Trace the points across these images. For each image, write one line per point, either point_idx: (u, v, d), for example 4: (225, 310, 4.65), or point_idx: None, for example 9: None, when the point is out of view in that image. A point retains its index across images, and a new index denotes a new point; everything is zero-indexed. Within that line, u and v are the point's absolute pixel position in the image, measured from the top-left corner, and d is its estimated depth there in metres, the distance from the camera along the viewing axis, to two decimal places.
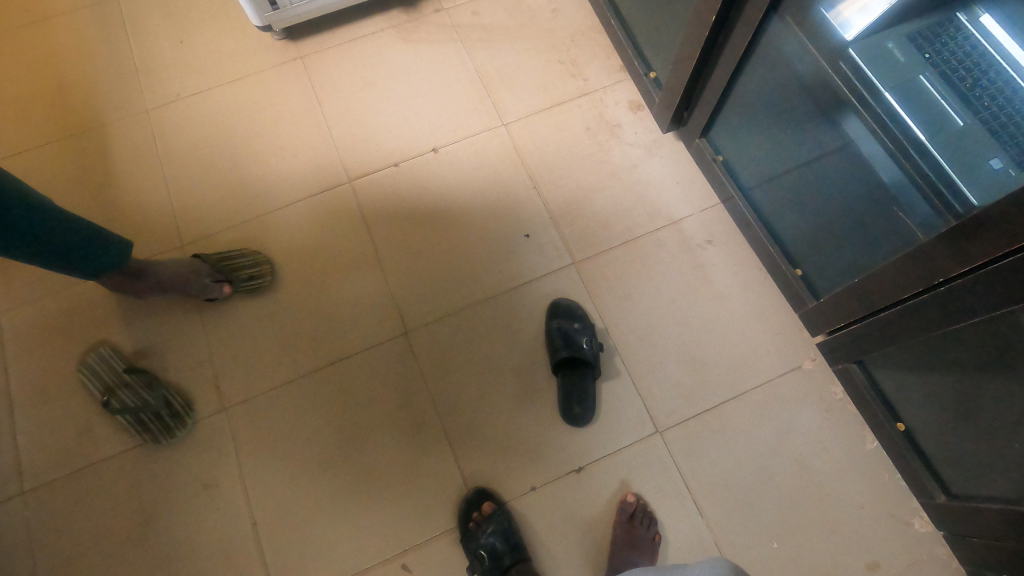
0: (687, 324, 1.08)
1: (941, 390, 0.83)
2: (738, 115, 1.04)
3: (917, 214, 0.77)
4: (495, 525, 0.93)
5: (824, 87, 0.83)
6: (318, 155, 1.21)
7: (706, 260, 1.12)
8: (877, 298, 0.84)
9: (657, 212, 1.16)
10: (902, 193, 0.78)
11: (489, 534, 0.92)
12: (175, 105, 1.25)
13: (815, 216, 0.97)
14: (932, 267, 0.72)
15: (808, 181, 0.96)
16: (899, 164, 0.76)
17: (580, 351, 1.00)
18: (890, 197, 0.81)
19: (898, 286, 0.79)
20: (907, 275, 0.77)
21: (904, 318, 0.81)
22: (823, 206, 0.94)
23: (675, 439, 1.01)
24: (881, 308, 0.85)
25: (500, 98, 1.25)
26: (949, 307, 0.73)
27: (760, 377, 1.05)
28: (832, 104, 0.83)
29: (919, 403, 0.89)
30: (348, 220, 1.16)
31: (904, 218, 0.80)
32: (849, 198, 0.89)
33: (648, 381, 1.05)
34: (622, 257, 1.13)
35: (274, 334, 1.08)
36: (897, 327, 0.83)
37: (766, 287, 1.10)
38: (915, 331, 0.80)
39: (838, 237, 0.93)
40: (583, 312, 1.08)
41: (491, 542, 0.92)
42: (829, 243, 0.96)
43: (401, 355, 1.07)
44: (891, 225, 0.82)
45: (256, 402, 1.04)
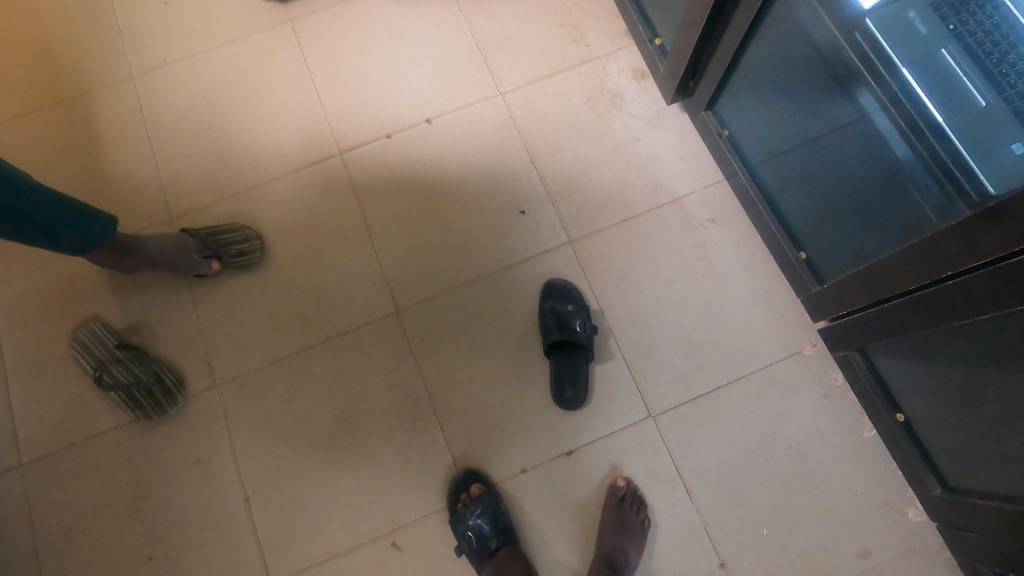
0: (684, 306, 1.05)
1: (944, 382, 0.80)
2: (746, 87, 0.99)
3: (930, 198, 0.73)
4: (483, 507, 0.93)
5: (838, 59, 0.77)
6: (308, 125, 1.17)
7: (707, 240, 1.08)
8: (883, 288, 0.80)
9: (658, 188, 1.11)
10: (916, 175, 0.73)
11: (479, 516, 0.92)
12: (161, 72, 1.21)
13: (821, 199, 0.93)
14: (942, 259, 0.68)
15: (814, 162, 0.91)
16: (914, 146, 0.72)
17: (572, 335, 0.98)
18: (902, 183, 0.76)
19: (905, 276, 0.75)
20: (915, 265, 0.73)
21: (909, 309, 0.77)
22: (830, 189, 0.90)
23: (667, 423, 1.00)
24: (885, 297, 0.81)
25: (497, 66, 1.19)
26: (954, 302, 0.69)
27: (758, 362, 1.02)
28: (846, 77, 0.77)
29: (921, 395, 0.86)
30: (338, 194, 1.13)
31: (916, 201, 0.75)
32: (858, 181, 0.84)
33: (642, 365, 1.03)
34: (620, 235, 1.09)
35: (264, 311, 1.07)
36: (901, 318, 0.79)
37: (769, 269, 1.06)
38: (919, 324, 0.76)
39: (844, 222, 0.89)
40: (581, 295, 1.05)
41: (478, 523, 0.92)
42: (833, 228, 0.92)
43: (391, 335, 1.05)
44: (902, 209, 0.78)
45: (246, 380, 1.04)
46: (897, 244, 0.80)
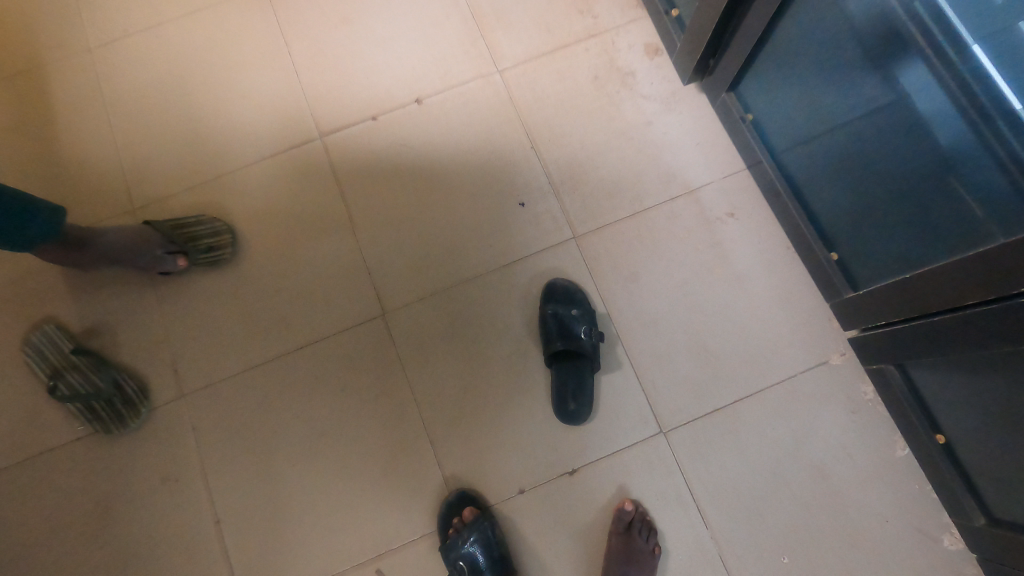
0: (699, 309, 0.95)
1: (996, 407, 0.70)
2: (774, 64, 0.87)
3: (992, 201, 0.62)
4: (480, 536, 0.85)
5: (890, 32, 0.66)
6: (285, 105, 1.06)
7: (725, 236, 0.98)
8: (930, 300, 0.71)
9: (672, 178, 1.00)
10: (978, 173, 0.63)
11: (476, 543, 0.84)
12: (122, 43, 1.09)
13: (852, 196, 0.82)
14: (1008, 276, 0.58)
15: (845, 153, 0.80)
16: (984, 142, 0.61)
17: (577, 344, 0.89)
18: (959, 184, 0.65)
19: (960, 291, 0.65)
20: (974, 279, 0.63)
21: (961, 328, 0.67)
22: (862, 185, 0.79)
23: (679, 440, 0.91)
24: (934, 310, 0.71)
25: (494, 40, 1.07)
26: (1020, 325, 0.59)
27: (780, 373, 0.93)
28: (897, 54, 0.66)
29: (966, 418, 0.76)
30: (318, 182, 1.02)
31: (975, 204, 0.64)
32: (899, 178, 0.73)
33: (652, 375, 0.93)
34: (629, 231, 0.99)
35: (236, 313, 0.97)
36: (950, 337, 0.69)
37: (794, 269, 0.96)
38: (973, 345, 0.66)
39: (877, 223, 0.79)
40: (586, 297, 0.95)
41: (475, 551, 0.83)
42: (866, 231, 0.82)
43: (377, 340, 0.96)
44: (955, 212, 0.67)
45: (217, 390, 0.94)
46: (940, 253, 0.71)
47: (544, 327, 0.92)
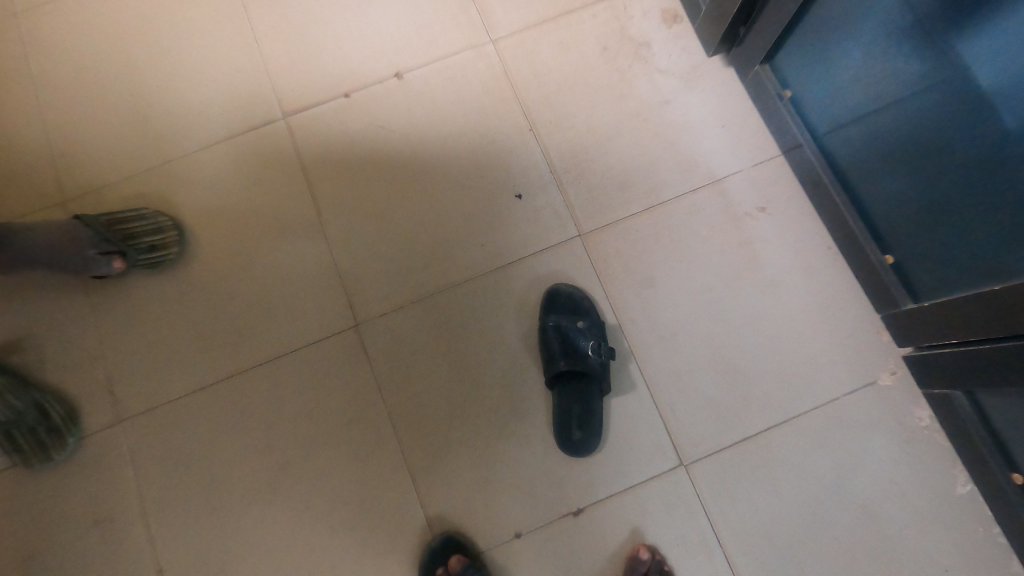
0: (725, 320, 0.82)
1: None
2: (820, 29, 0.72)
3: None
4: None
5: None
6: (242, 79, 0.91)
7: (756, 234, 0.83)
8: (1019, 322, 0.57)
9: (694, 165, 0.86)
10: None
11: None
12: (52, 7, 0.93)
13: (911, 192, 0.67)
14: None
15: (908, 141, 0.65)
16: None
17: (585, 364, 0.75)
18: None
19: None
20: None
21: None
22: (927, 179, 0.65)
23: (702, 475, 0.78)
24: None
25: (487, 4, 0.92)
26: None
27: (821, 395, 0.79)
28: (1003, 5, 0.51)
29: None
30: (281, 170, 0.87)
31: None
32: (982, 171, 0.58)
33: (671, 398, 0.80)
34: (644, 228, 0.85)
35: (183, 324, 0.83)
36: None
37: (838, 273, 0.82)
38: None
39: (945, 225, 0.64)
40: (593, 304, 0.81)
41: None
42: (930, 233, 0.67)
43: (349, 356, 0.82)
44: None
45: (160, 415, 0.80)
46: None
47: (545, 341, 0.79)
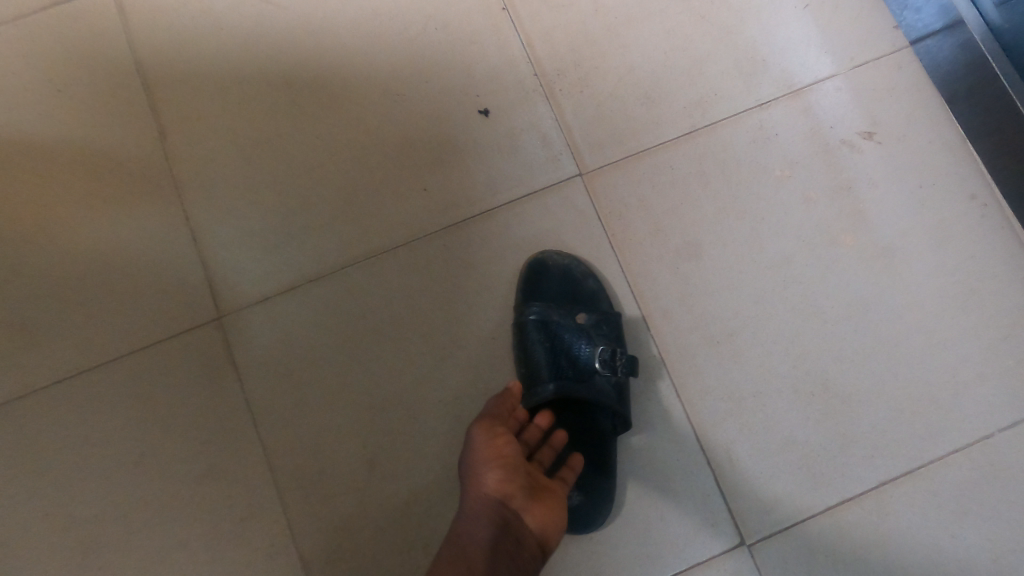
0: (811, 311, 0.51)
1: None
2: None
3: None
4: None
5: None
6: None
7: (860, 174, 0.53)
8: None
9: (762, 67, 0.55)
10: None
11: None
12: None
13: None
14: None
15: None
16: None
17: (591, 387, 0.45)
18: None
19: None
20: None
21: None
22: None
23: (776, 561, 0.48)
24: None
25: None
26: None
27: (966, 433, 0.49)
28: None
29: None
30: (102, 66, 0.54)
31: None
32: None
33: (725, 436, 0.50)
34: (683, 165, 0.53)
35: None
36: None
37: (990, 237, 0.51)
38: None
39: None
40: (600, 287, 0.51)
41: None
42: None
43: (206, 369, 0.50)
44: None
45: None
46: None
47: (521, 346, 0.48)
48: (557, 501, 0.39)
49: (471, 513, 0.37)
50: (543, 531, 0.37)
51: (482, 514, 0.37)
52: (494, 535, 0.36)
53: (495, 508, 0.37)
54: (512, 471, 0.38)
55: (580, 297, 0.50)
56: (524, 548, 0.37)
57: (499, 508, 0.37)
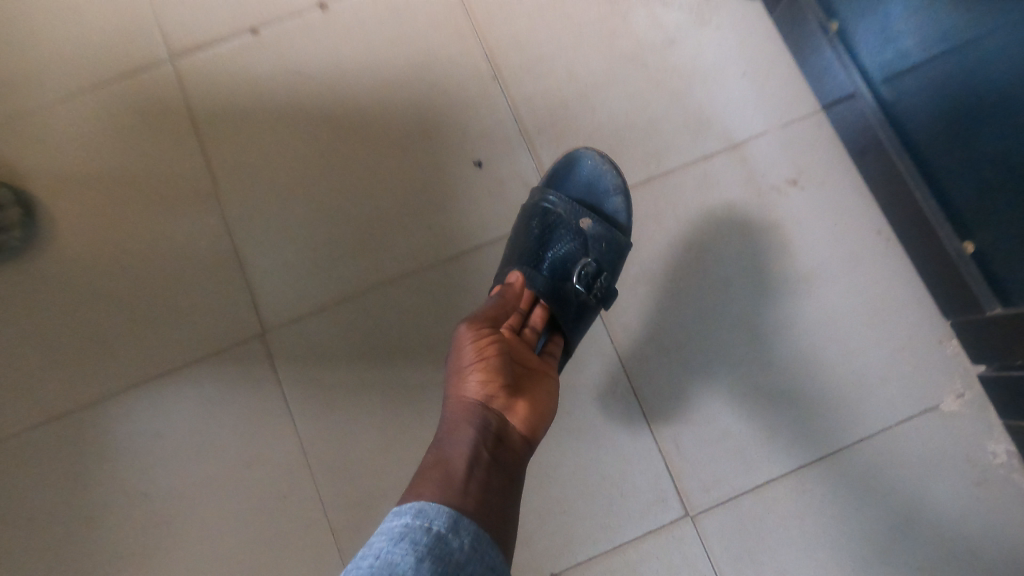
0: (745, 326, 0.63)
1: None
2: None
3: None
4: (478, 560, 0.37)
5: None
6: (115, 10, 0.68)
7: (787, 214, 0.64)
8: None
9: (706, 125, 0.66)
10: None
11: (455, 537, 0.37)
12: None
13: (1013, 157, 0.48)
14: None
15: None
16: None
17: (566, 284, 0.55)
18: None
19: None
20: None
21: None
22: None
23: (717, 529, 0.59)
24: None
25: None
26: None
27: (869, 424, 0.61)
28: None
29: None
30: (166, 128, 0.66)
31: None
32: None
33: (675, 430, 0.61)
34: (641, 206, 0.65)
35: (33, 334, 0.62)
36: None
37: (890, 266, 0.63)
38: None
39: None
40: (623, 208, 0.60)
41: (410, 527, 0.37)
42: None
43: (251, 376, 0.62)
44: None
45: (3, 453, 0.61)
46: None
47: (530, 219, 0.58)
48: (538, 399, 0.47)
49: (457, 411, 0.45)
50: (524, 427, 0.45)
51: (467, 420, 0.44)
52: (476, 437, 0.43)
53: (476, 411, 0.44)
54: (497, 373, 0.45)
55: (603, 210, 0.60)
56: (500, 447, 0.43)
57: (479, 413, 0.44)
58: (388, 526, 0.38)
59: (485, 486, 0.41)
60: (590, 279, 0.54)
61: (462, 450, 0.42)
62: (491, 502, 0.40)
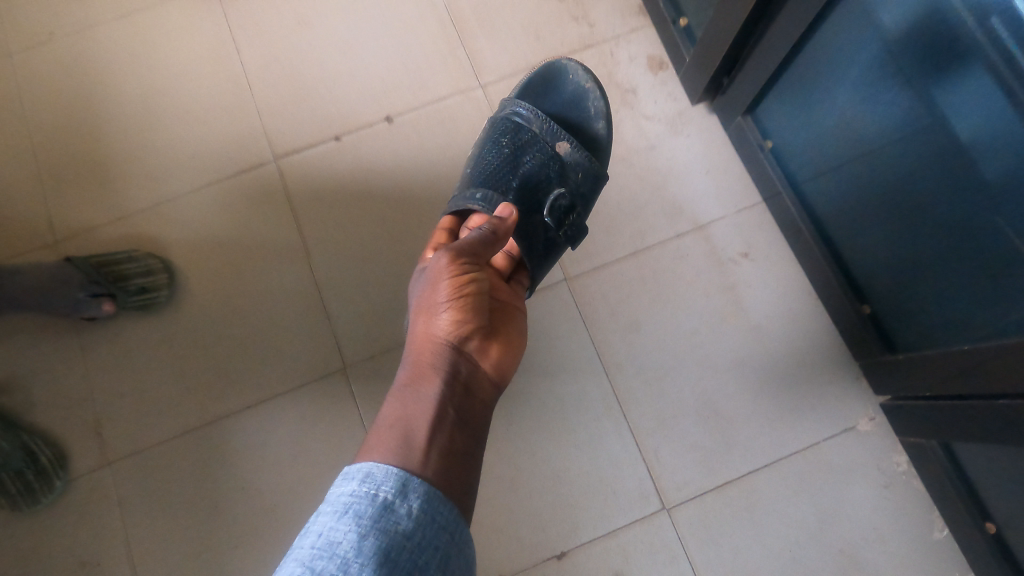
0: (708, 364, 0.83)
1: None
2: (806, 69, 0.72)
3: None
4: (422, 520, 0.46)
5: (945, 52, 0.54)
6: (233, 121, 0.91)
7: (740, 279, 0.85)
8: (973, 380, 0.61)
9: (678, 211, 0.87)
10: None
11: (393, 506, 0.46)
12: (44, 47, 0.94)
13: (888, 249, 0.70)
14: None
15: (906, 177, 0.63)
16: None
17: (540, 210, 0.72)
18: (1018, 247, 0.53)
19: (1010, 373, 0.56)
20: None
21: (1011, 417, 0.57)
22: (902, 238, 0.67)
23: (687, 519, 0.78)
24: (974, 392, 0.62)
25: (476, 48, 0.93)
26: None
27: (803, 439, 0.80)
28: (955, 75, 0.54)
29: (1010, 496, 0.65)
30: (272, 211, 0.88)
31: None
32: (948, 232, 0.61)
33: (655, 443, 0.81)
34: (630, 272, 0.86)
35: (172, 366, 0.83)
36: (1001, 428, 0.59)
37: (817, 319, 0.83)
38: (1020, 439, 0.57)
39: (958, 273, 0.61)
40: (602, 127, 0.76)
41: (355, 501, 0.46)
42: (944, 273, 0.63)
43: (335, 400, 0.82)
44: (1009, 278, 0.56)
45: (148, 457, 0.81)
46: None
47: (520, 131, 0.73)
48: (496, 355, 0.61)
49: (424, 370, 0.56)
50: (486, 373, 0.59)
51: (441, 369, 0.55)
52: (446, 386, 0.55)
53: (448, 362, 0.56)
54: (461, 330, 0.58)
55: (578, 123, 0.77)
56: (463, 394, 0.56)
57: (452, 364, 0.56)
58: (338, 497, 0.47)
59: (450, 431, 0.52)
60: (561, 214, 0.71)
61: (426, 407, 0.53)
62: (452, 448, 0.51)
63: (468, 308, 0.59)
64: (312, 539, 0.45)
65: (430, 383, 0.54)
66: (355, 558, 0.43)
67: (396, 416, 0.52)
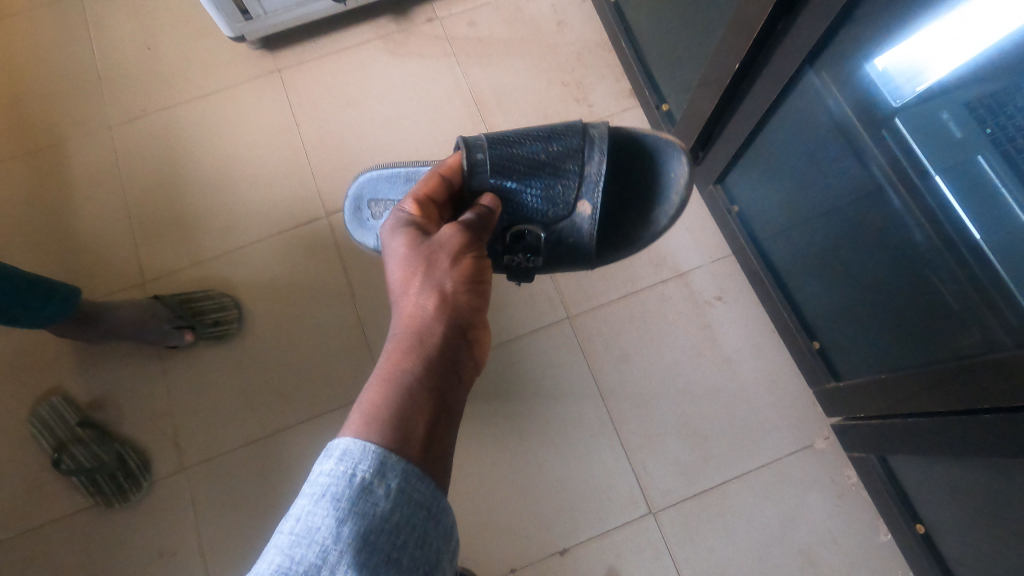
0: (688, 390, 0.99)
1: (959, 498, 0.74)
2: (760, 152, 0.89)
3: (948, 320, 0.66)
4: (401, 505, 0.40)
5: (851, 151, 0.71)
6: (292, 183, 1.10)
7: (714, 318, 1.01)
8: (894, 400, 0.77)
9: (663, 261, 1.05)
10: (925, 289, 0.68)
11: (371, 488, 0.40)
12: (137, 121, 1.14)
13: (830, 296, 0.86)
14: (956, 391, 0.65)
15: (839, 240, 0.80)
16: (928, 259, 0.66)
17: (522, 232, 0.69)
18: (919, 296, 0.69)
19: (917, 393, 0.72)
20: (933, 389, 0.69)
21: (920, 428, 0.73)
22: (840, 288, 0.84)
23: (670, 521, 0.93)
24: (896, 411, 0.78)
25: (495, 124, 1.12)
26: (962, 435, 0.66)
27: (768, 455, 0.95)
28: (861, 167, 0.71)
29: (932, 498, 0.80)
30: (323, 257, 1.06)
31: (924, 313, 0.70)
32: (872, 284, 0.77)
33: (644, 457, 0.96)
34: (623, 312, 1.03)
35: (238, 387, 1.00)
36: (917, 437, 0.74)
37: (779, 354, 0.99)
38: (930, 445, 0.72)
39: (879, 317, 0.78)
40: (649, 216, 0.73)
41: (332, 481, 0.40)
42: (873, 315, 0.79)
43: None
44: (914, 321, 0.72)
45: (217, 463, 0.96)
46: (944, 357, 0.69)
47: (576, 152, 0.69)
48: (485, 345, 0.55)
49: (423, 354, 0.48)
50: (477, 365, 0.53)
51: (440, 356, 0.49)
52: (445, 375, 0.48)
53: (449, 349, 0.49)
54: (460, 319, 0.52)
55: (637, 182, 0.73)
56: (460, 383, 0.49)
57: (451, 353, 0.49)
58: (314, 478, 0.40)
59: (447, 424, 0.45)
60: (522, 249, 0.69)
61: (422, 399, 0.45)
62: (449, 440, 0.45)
63: (472, 296, 0.54)
64: (290, 525, 0.39)
65: (423, 368, 0.47)
66: (333, 545, 0.37)
67: (385, 402, 0.44)
